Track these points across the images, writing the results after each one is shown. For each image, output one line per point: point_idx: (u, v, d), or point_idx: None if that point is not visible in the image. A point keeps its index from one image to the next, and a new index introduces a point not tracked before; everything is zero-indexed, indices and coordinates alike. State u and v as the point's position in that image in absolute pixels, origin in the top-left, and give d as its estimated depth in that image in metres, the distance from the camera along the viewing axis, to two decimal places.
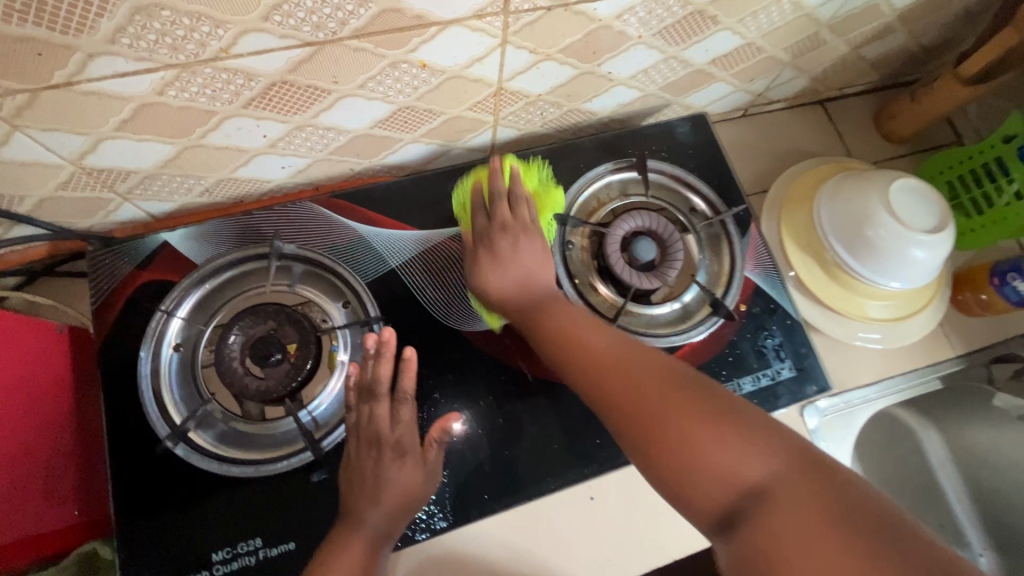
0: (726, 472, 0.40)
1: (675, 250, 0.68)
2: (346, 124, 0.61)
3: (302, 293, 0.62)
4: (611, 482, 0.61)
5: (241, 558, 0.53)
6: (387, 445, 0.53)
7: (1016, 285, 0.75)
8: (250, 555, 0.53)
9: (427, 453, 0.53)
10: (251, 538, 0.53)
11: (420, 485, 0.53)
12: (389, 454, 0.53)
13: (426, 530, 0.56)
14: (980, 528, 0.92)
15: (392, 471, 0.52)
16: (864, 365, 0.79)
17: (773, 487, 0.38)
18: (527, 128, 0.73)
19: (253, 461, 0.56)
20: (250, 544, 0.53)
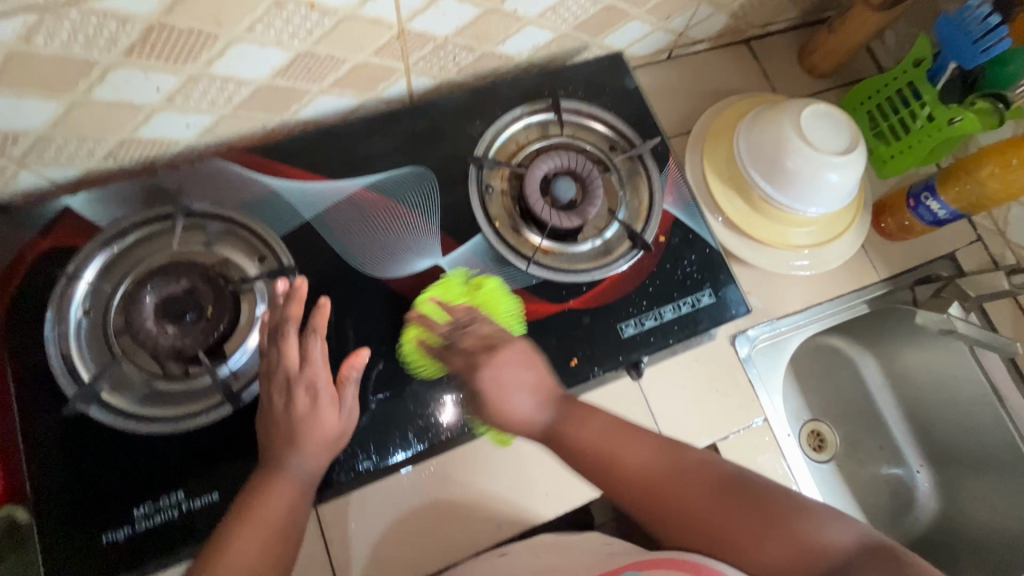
0: (813, 555, 0.45)
1: (594, 187, 0.68)
2: (243, 74, 0.59)
3: (215, 252, 0.61)
4: None
5: (163, 512, 0.53)
6: (298, 385, 0.53)
7: (930, 205, 0.77)
8: (173, 508, 0.53)
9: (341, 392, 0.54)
10: (173, 492, 0.53)
11: (339, 423, 0.54)
12: (302, 397, 0.52)
13: (350, 471, 0.58)
14: (915, 446, 0.98)
15: (310, 412, 0.52)
16: (792, 294, 0.82)
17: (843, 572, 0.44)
18: (443, 75, 0.72)
19: (172, 417, 0.55)
20: (173, 497, 0.53)
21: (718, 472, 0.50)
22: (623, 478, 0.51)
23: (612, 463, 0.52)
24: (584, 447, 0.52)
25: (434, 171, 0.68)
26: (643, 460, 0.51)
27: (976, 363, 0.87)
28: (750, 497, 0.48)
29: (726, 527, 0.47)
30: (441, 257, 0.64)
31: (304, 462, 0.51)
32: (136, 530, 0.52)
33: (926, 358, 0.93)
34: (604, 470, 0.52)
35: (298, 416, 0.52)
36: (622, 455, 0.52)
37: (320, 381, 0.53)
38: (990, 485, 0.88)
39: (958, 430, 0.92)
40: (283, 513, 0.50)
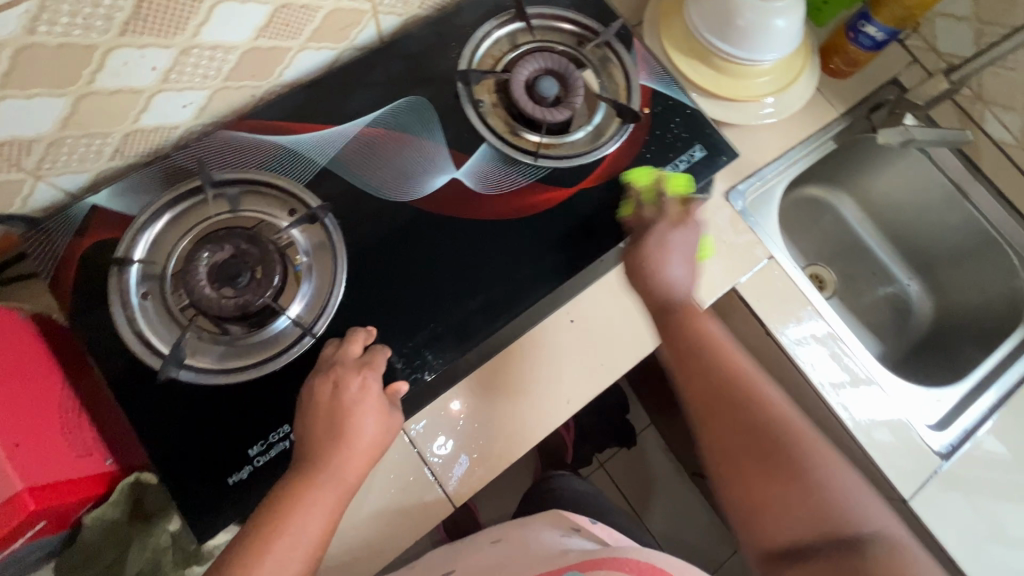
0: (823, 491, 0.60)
1: (574, 78, 0.73)
2: (229, 39, 0.62)
3: (248, 214, 0.64)
4: (584, 302, 0.73)
5: (276, 446, 0.57)
6: (364, 371, 0.57)
7: (867, 31, 0.85)
8: (284, 441, 0.58)
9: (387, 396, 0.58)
10: (280, 427, 0.58)
11: (373, 436, 0.56)
12: (352, 384, 0.56)
13: (432, 371, 0.62)
14: (901, 262, 1.09)
15: (371, 407, 0.56)
16: (768, 143, 0.89)
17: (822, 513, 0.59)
18: (407, 11, 0.75)
19: (258, 363, 0.59)
20: (280, 432, 0.58)
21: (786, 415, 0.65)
22: (690, 380, 0.66)
23: (708, 369, 0.66)
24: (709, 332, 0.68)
25: (425, 98, 0.72)
26: (709, 382, 0.66)
27: (935, 168, 0.96)
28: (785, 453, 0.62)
29: (742, 454, 0.63)
30: (455, 170, 0.69)
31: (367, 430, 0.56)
32: (257, 466, 0.56)
33: (893, 179, 1.02)
34: (686, 363, 0.67)
35: (351, 402, 0.56)
36: (691, 365, 0.67)
37: (372, 377, 0.57)
38: (971, 270, 0.99)
39: (935, 233, 1.02)
40: (311, 536, 0.52)
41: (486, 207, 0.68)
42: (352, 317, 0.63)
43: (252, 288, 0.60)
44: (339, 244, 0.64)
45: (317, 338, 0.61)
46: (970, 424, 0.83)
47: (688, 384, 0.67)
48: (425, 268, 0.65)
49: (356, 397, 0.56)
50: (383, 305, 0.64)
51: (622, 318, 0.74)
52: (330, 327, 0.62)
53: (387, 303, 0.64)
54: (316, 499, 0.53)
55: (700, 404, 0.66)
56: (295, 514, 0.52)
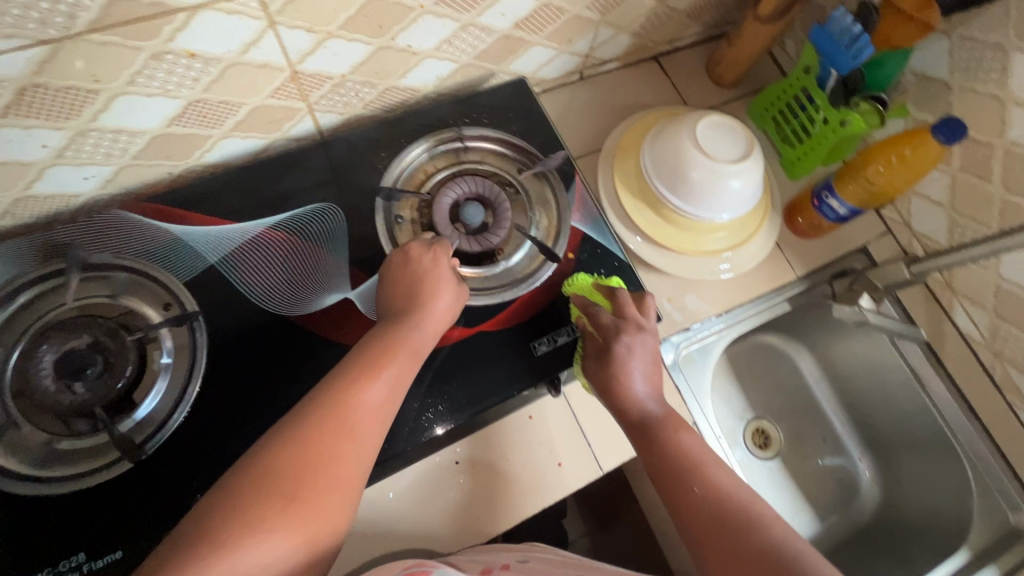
0: None
1: (503, 210, 0.70)
2: (134, 124, 0.60)
3: (121, 303, 0.61)
4: (472, 443, 0.65)
5: None
6: (437, 249, 0.61)
7: (831, 203, 0.81)
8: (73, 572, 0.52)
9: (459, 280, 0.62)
10: (73, 555, 0.52)
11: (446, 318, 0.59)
12: (427, 259, 0.60)
13: None
14: (854, 435, 1.01)
15: (445, 277, 0.59)
16: (714, 298, 0.83)
17: None
18: (348, 111, 0.74)
19: (73, 475, 0.54)
20: (73, 560, 0.52)
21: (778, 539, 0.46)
22: (686, 493, 0.52)
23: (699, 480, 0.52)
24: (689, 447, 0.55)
25: (339, 206, 0.70)
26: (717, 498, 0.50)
27: (898, 353, 0.89)
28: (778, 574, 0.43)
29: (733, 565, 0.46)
30: (349, 291, 0.65)
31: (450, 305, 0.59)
32: None
33: (854, 349, 0.95)
34: (676, 475, 0.53)
35: (426, 271, 0.59)
36: (703, 473, 0.52)
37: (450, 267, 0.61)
38: (925, 466, 0.90)
39: (893, 418, 0.94)
40: (385, 397, 0.49)
41: None
42: (195, 437, 0.58)
43: (92, 389, 0.55)
44: (203, 352, 0.61)
45: (146, 457, 0.56)
46: None
47: (689, 504, 0.51)
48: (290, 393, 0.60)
49: (429, 267, 0.60)
50: (233, 427, 0.59)
51: (512, 471, 0.65)
52: (166, 444, 0.57)
53: (235, 428, 0.59)
54: (393, 367, 0.51)
55: (710, 521, 0.49)
56: (371, 376, 0.49)
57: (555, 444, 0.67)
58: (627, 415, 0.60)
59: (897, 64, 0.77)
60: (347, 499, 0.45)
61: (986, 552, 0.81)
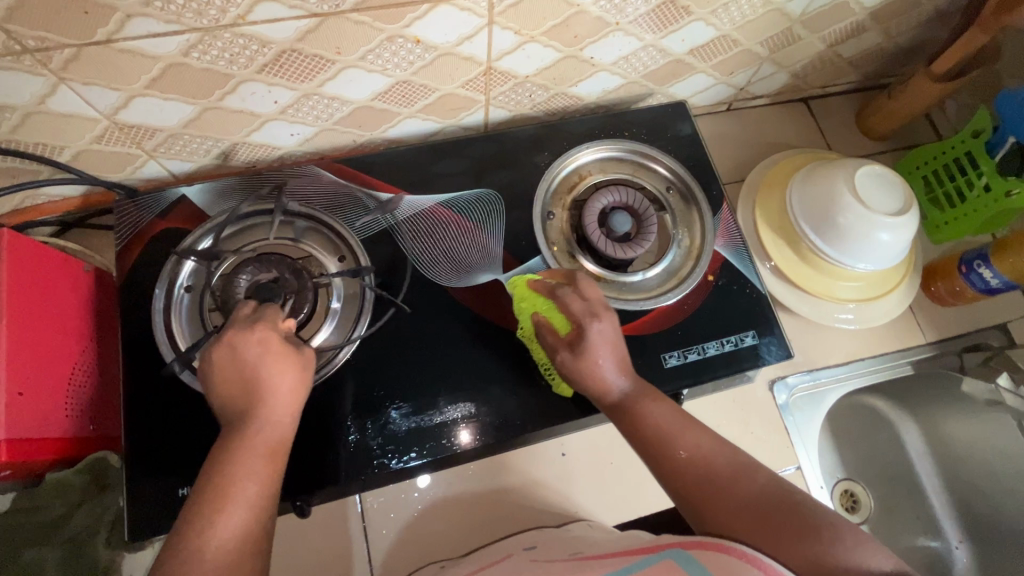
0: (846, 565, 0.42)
1: (649, 223, 0.72)
2: (348, 94, 0.67)
3: (305, 248, 0.68)
4: (581, 439, 0.70)
5: None
6: (259, 325, 0.53)
7: (982, 273, 0.78)
8: None
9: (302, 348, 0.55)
10: None
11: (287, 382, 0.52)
12: (252, 345, 0.52)
13: (399, 461, 0.62)
14: (956, 521, 0.94)
15: (273, 354, 0.52)
16: (834, 347, 0.83)
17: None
18: (517, 109, 0.79)
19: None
20: None
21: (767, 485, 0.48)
22: (685, 460, 0.51)
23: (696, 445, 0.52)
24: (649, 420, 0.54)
25: (499, 192, 0.75)
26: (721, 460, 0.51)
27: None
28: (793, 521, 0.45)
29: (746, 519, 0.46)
30: (501, 274, 0.71)
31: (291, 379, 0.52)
32: None
33: (968, 429, 0.92)
34: (672, 448, 0.52)
35: (252, 361, 0.51)
36: (686, 435, 0.52)
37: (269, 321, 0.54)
38: None
39: (1010, 509, 0.87)
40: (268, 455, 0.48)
41: (519, 320, 0.69)
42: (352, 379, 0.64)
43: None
44: (367, 303, 0.67)
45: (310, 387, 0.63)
46: None
47: (687, 471, 0.50)
48: (439, 360, 0.66)
49: (258, 352, 0.52)
50: (384, 377, 0.65)
51: (613, 474, 0.69)
52: (328, 379, 0.64)
53: (386, 378, 0.65)
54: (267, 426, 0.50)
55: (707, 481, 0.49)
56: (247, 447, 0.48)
57: None
58: (603, 396, 0.57)
59: None
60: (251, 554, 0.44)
61: None
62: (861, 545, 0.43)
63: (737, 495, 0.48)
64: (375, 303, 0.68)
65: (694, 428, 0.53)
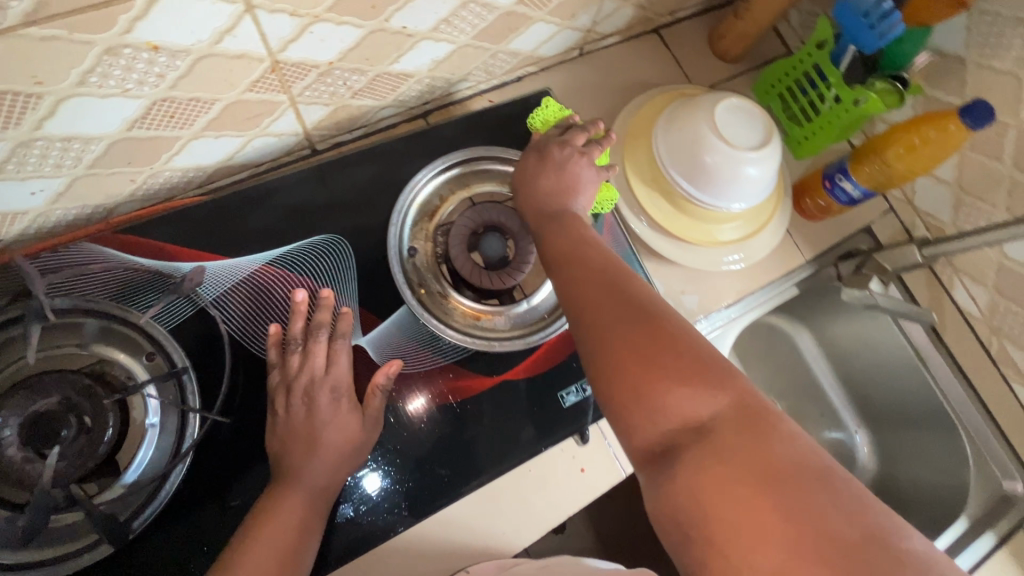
0: (702, 394, 0.41)
1: (524, 245, 0.65)
2: (88, 130, 0.51)
3: (96, 352, 0.53)
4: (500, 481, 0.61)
5: None
6: (320, 389, 0.53)
7: (844, 186, 0.79)
8: None
9: (371, 403, 0.54)
10: None
11: (360, 432, 0.53)
12: (326, 399, 0.53)
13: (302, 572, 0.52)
14: (854, 410, 1.02)
15: (328, 416, 0.52)
16: (727, 287, 0.81)
17: (713, 428, 0.40)
18: (334, 101, 0.66)
19: (41, 561, 0.47)
20: None
21: (653, 305, 0.47)
22: (576, 272, 0.52)
23: (583, 268, 0.52)
24: (552, 250, 0.56)
25: (347, 237, 0.62)
26: (601, 277, 0.50)
27: (899, 333, 0.88)
28: (663, 331, 0.44)
29: (597, 316, 0.47)
30: (360, 337, 0.58)
31: (318, 475, 0.50)
32: None
33: (854, 329, 0.94)
34: (568, 264, 0.53)
35: (323, 422, 0.52)
36: (580, 270, 0.52)
37: (344, 383, 0.54)
38: (924, 442, 0.91)
39: (897, 393, 0.93)
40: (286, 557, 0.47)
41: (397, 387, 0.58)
42: (200, 492, 0.52)
43: (66, 459, 0.48)
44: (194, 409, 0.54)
45: (130, 537, 0.49)
46: None
47: (568, 270, 0.52)
48: None
49: (329, 413, 0.52)
50: (236, 475, 0.53)
51: (533, 488, 0.62)
52: (153, 521, 0.50)
53: (236, 474, 0.53)
54: (286, 519, 0.49)
55: (580, 291, 0.50)
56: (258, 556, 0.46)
57: (577, 450, 0.64)
58: (541, 211, 0.61)
59: (916, 41, 0.74)
60: None
61: (985, 519, 0.83)
62: (715, 381, 0.42)
63: (618, 325, 0.45)
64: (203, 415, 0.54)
65: (574, 267, 0.53)
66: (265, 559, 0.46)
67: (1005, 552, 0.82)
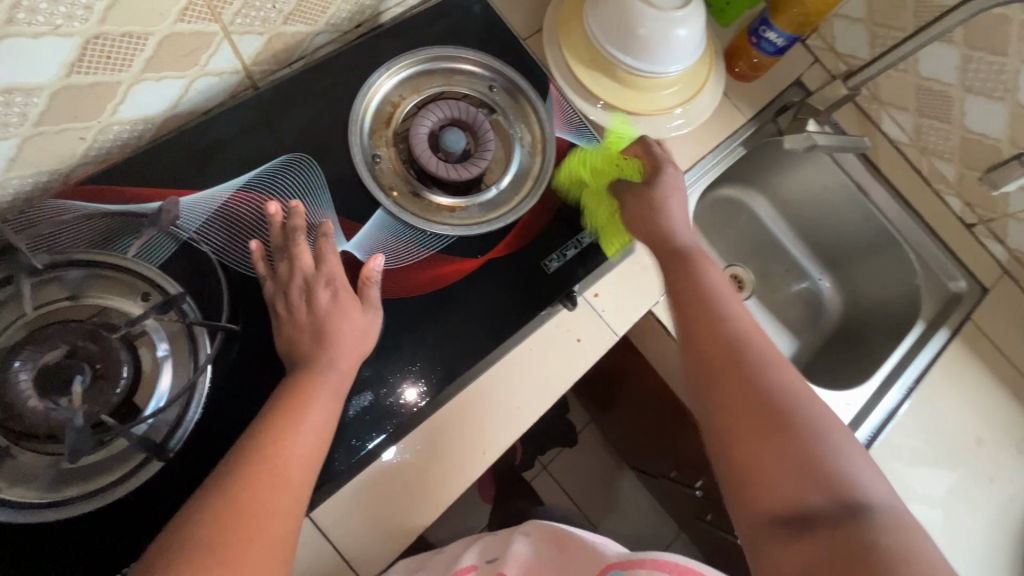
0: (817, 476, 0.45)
1: (483, 132, 0.69)
2: (26, 79, 0.50)
3: (91, 303, 0.55)
4: (510, 362, 0.67)
5: None
6: (317, 284, 0.55)
7: (769, 37, 0.83)
8: None
9: (365, 291, 0.57)
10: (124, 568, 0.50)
11: (366, 319, 0.56)
12: (324, 292, 0.55)
13: (353, 457, 0.58)
14: (814, 258, 1.10)
15: (334, 309, 0.55)
16: (679, 156, 0.86)
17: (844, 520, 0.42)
18: (267, 29, 0.65)
19: (95, 491, 0.51)
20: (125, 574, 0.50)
21: (779, 372, 0.51)
22: (710, 319, 0.55)
23: (714, 320, 0.55)
24: (685, 286, 0.59)
25: (313, 154, 0.65)
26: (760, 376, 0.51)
27: (841, 170, 0.96)
28: (792, 423, 0.47)
29: (755, 399, 0.49)
30: (344, 243, 0.63)
31: (335, 361, 0.53)
32: None
33: (802, 180, 1.01)
34: (704, 315, 0.56)
35: (325, 311, 0.54)
36: (709, 315, 0.56)
37: (338, 274, 0.57)
38: (881, 266, 1.00)
39: (850, 229, 1.01)
40: (318, 428, 0.50)
41: (391, 285, 0.63)
42: (226, 406, 0.55)
43: (90, 400, 0.50)
44: (202, 334, 0.56)
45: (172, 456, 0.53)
46: (877, 424, 0.85)
47: (705, 325, 0.56)
48: (385, 360, 0.62)
49: (331, 305, 0.55)
50: (258, 380, 0.57)
51: (540, 362, 0.68)
52: (190, 438, 0.54)
53: (258, 384, 0.57)
54: (319, 398, 0.51)
55: (708, 355, 0.53)
56: (292, 423, 0.48)
57: (572, 322, 0.71)
58: (669, 243, 0.63)
59: None
60: (285, 527, 0.44)
61: (939, 317, 0.93)
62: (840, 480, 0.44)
63: (739, 394, 0.50)
64: (209, 330, 0.56)
65: (700, 307, 0.57)
66: (308, 431, 0.49)
67: (959, 341, 0.92)
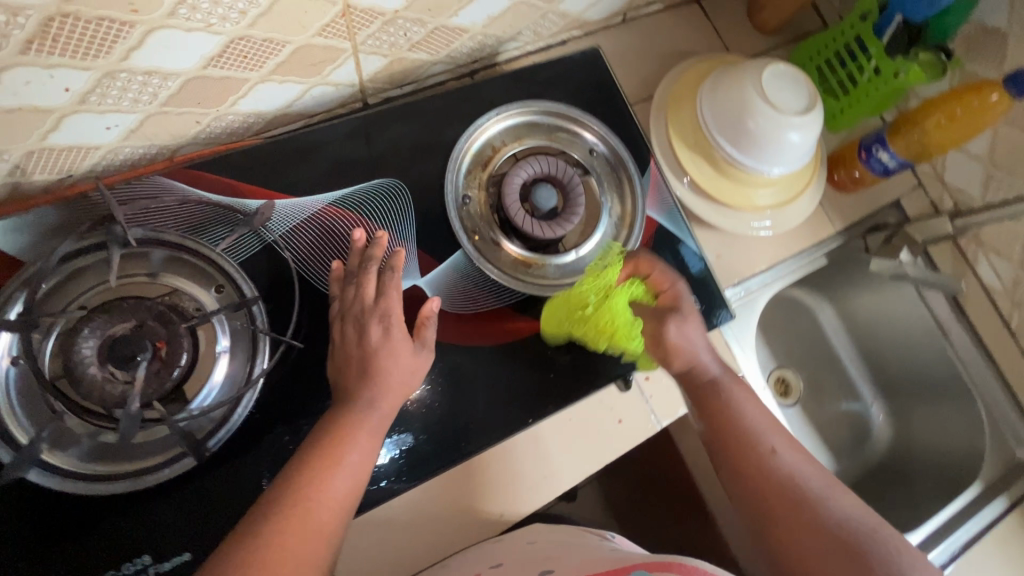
0: None
1: (575, 194, 0.68)
2: (167, 65, 0.52)
3: (167, 283, 0.56)
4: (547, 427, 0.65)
5: None
6: (371, 318, 0.54)
7: (880, 156, 0.80)
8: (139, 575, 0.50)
9: (420, 333, 0.56)
10: (138, 556, 0.50)
11: (415, 362, 0.55)
12: (376, 329, 0.54)
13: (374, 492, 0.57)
14: (870, 381, 1.04)
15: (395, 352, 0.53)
16: (760, 254, 0.83)
17: None
18: (392, 53, 0.67)
19: (128, 473, 0.51)
20: (138, 562, 0.50)
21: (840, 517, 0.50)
22: (754, 465, 0.53)
23: (766, 469, 0.53)
24: (739, 426, 0.56)
25: (406, 182, 0.66)
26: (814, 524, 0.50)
27: (923, 303, 0.92)
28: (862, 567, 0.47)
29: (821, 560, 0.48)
30: (419, 277, 0.63)
31: (377, 404, 0.51)
32: None
33: (878, 301, 0.97)
34: (745, 465, 0.54)
35: (375, 347, 0.53)
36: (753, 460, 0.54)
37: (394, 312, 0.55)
38: (940, 411, 0.95)
39: (916, 363, 0.96)
40: (354, 472, 0.48)
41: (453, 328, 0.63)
42: (270, 415, 0.56)
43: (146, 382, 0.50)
44: (262, 338, 0.57)
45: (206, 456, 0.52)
46: None
47: (747, 475, 0.53)
48: (428, 403, 0.60)
49: (380, 343, 0.53)
50: (305, 396, 0.57)
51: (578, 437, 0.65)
52: (228, 441, 0.54)
53: (306, 400, 0.57)
54: (357, 442, 0.49)
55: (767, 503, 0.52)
56: (334, 466, 0.47)
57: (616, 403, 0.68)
58: (699, 380, 0.58)
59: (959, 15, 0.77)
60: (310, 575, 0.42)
61: (999, 483, 0.87)
62: None
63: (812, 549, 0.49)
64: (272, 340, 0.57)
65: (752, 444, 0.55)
66: (344, 474, 0.47)
67: (1014, 515, 0.86)
